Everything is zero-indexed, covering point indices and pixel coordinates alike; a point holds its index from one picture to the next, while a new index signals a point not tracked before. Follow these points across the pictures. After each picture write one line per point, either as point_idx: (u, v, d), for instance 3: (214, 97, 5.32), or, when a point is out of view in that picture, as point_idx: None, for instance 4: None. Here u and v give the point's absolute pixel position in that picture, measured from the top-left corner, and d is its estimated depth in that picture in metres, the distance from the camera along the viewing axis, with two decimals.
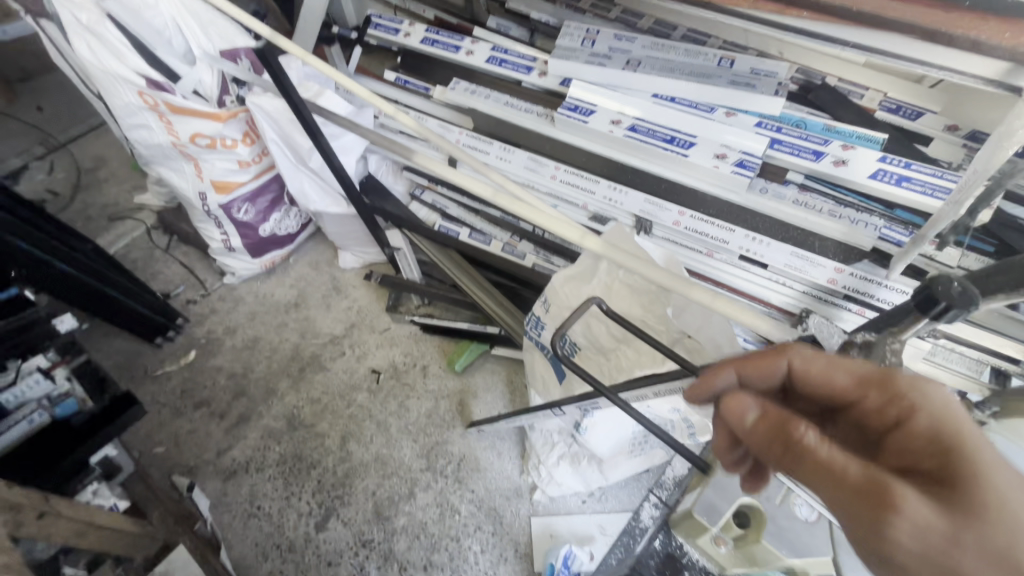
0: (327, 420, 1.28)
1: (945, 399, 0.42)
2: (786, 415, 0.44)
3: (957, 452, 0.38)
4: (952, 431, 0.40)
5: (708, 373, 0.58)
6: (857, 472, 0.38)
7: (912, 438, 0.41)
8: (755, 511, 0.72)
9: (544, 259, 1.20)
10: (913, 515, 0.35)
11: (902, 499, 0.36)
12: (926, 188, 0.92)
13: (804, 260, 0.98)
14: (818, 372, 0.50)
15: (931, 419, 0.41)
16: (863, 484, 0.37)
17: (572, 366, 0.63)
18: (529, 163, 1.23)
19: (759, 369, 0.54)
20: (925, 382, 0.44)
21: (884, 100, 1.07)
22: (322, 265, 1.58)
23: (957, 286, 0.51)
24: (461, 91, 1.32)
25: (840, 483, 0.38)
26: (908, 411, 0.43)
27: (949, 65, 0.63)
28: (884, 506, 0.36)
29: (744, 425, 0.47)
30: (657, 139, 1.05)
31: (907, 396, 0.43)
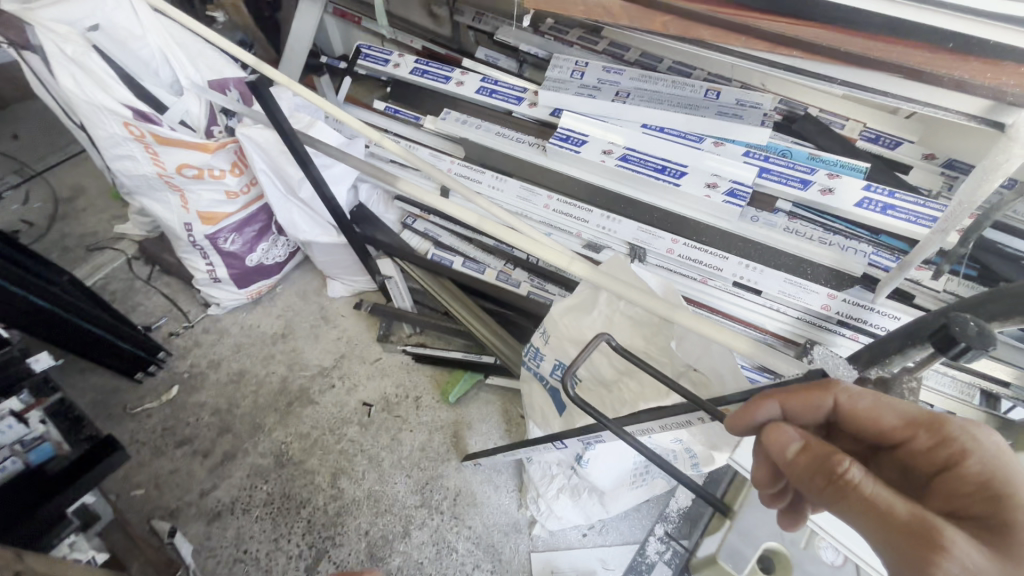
0: (317, 456, 1.24)
1: (995, 446, 0.47)
2: (830, 449, 0.48)
3: (1007, 500, 0.44)
4: (1000, 478, 0.45)
5: (747, 403, 0.57)
6: (907, 514, 0.42)
7: (962, 483, 0.47)
8: (779, 555, 0.82)
9: (538, 287, 1.20)
10: (964, 557, 0.40)
11: (953, 543, 0.40)
12: (910, 216, 0.94)
13: (797, 286, 0.98)
14: (863, 411, 0.52)
15: (983, 467, 0.46)
16: (915, 525, 0.41)
17: (585, 407, 0.61)
18: (521, 192, 1.23)
19: (804, 404, 0.54)
20: (973, 427, 0.49)
21: (864, 130, 1.11)
22: (310, 294, 1.55)
23: (973, 325, 0.47)
24: (452, 120, 1.33)
25: (892, 523, 0.42)
26: (959, 456, 0.47)
27: (935, 101, 0.66)
28: (938, 549, 0.40)
29: (788, 457, 0.50)
30: (649, 169, 1.07)
31: (958, 441, 0.48)
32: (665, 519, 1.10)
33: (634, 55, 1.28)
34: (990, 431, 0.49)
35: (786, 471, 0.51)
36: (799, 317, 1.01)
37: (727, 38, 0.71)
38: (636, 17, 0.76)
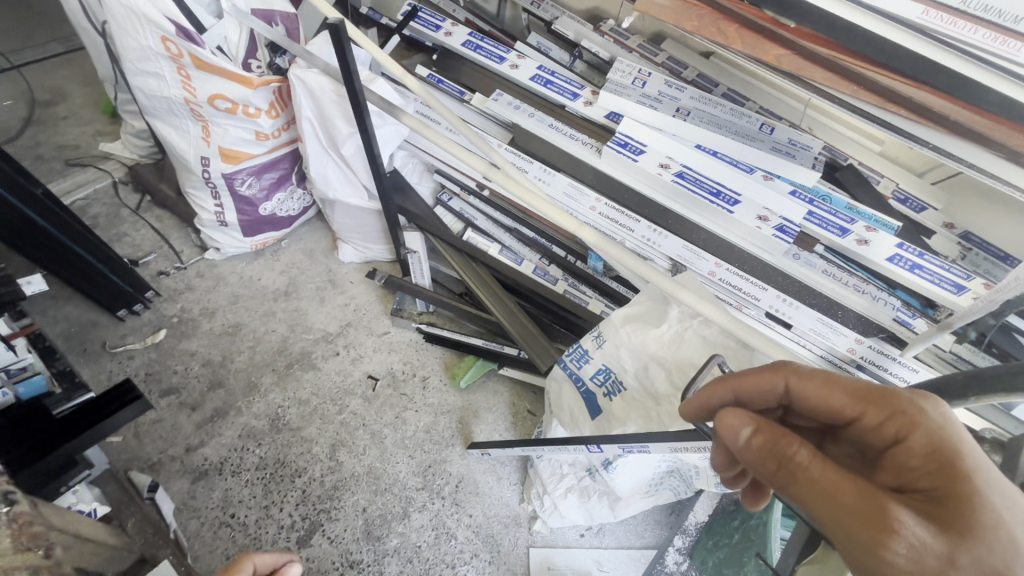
0: (316, 425, 1.20)
1: (942, 417, 0.49)
2: (781, 430, 0.46)
3: (952, 471, 0.45)
4: (947, 450, 0.46)
5: (706, 389, 0.61)
6: (856, 495, 0.43)
7: (909, 456, 0.48)
8: None
9: (573, 287, 1.20)
10: (911, 535, 0.41)
11: (899, 522, 0.41)
12: (935, 278, 0.98)
13: (829, 328, 1.05)
14: (815, 392, 0.55)
15: (928, 441, 0.47)
16: (863, 507, 0.42)
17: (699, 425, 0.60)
18: (569, 189, 1.21)
19: (756, 388, 0.58)
20: (919, 401, 0.50)
21: (896, 190, 1.11)
22: (317, 254, 1.47)
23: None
24: (504, 102, 1.29)
25: (841, 506, 0.42)
26: (907, 430, 0.49)
27: (1016, 183, 0.70)
28: (882, 527, 0.41)
29: (739, 442, 0.49)
30: (704, 190, 1.09)
31: (906, 415, 0.49)
32: (684, 532, 1.05)
33: (692, 74, 1.23)
34: (936, 403, 0.50)
35: (739, 455, 0.49)
36: (822, 356, 1.09)
37: (839, 84, 0.73)
38: (750, 44, 0.75)
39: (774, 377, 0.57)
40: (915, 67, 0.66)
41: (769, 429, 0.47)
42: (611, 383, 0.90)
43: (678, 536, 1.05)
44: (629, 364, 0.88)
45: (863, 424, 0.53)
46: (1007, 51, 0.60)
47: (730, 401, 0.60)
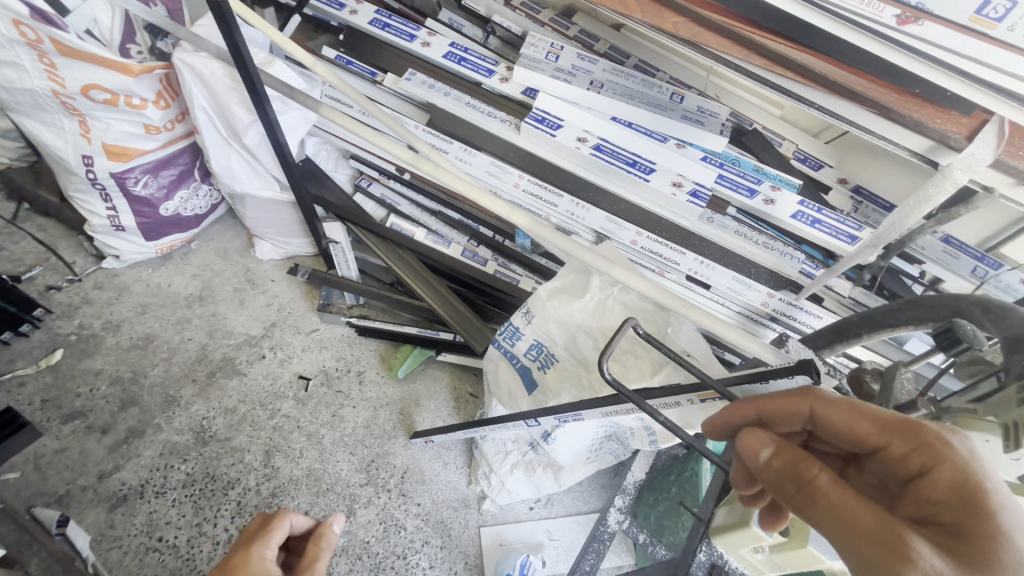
0: (246, 433, 1.14)
1: (969, 451, 0.45)
2: (801, 453, 0.45)
3: (975, 508, 0.42)
4: (974, 486, 0.43)
5: (730, 406, 0.59)
6: (874, 524, 0.41)
7: (933, 489, 0.44)
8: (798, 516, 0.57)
9: (503, 267, 1.19)
10: (928, 566, 0.39)
11: (917, 551, 0.40)
12: (832, 231, 1.05)
13: (743, 285, 1.11)
14: (840, 419, 0.50)
15: (954, 476, 0.43)
16: (881, 534, 0.41)
17: (622, 390, 0.61)
18: (491, 168, 1.21)
19: (779, 411, 0.54)
20: (947, 433, 0.46)
21: (797, 151, 1.18)
22: (232, 254, 1.38)
23: (975, 329, 0.58)
24: (418, 82, 1.25)
25: (857, 532, 0.41)
26: (931, 463, 0.44)
27: (887, 136, 0.73)
28: (899, 555, 0.40)
29: (759, 463, 0.48)
30: (621, 161, 1.11)
31: (933, 447, 0.45)
32: (623, 491, 1.02)
33: (603, 47, 1.23)
34: (964, 436, 0.46)
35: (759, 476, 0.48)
36: (739, 311, 1.16)
37: (732, 49, 0.74)
38: (649, 13, 0.75)
39: (797, 403, 0.53)
40: (793, 30, 0.70)
41: (792, 449, 0.46)
42: (544, 357, 0.91)
43: (618, 496, 1.01)
44: (558, 337, 0.89)
45: (885, 454, 0.47)
46: (872, 12, 0.63)
47: (754, 422, 0.57)
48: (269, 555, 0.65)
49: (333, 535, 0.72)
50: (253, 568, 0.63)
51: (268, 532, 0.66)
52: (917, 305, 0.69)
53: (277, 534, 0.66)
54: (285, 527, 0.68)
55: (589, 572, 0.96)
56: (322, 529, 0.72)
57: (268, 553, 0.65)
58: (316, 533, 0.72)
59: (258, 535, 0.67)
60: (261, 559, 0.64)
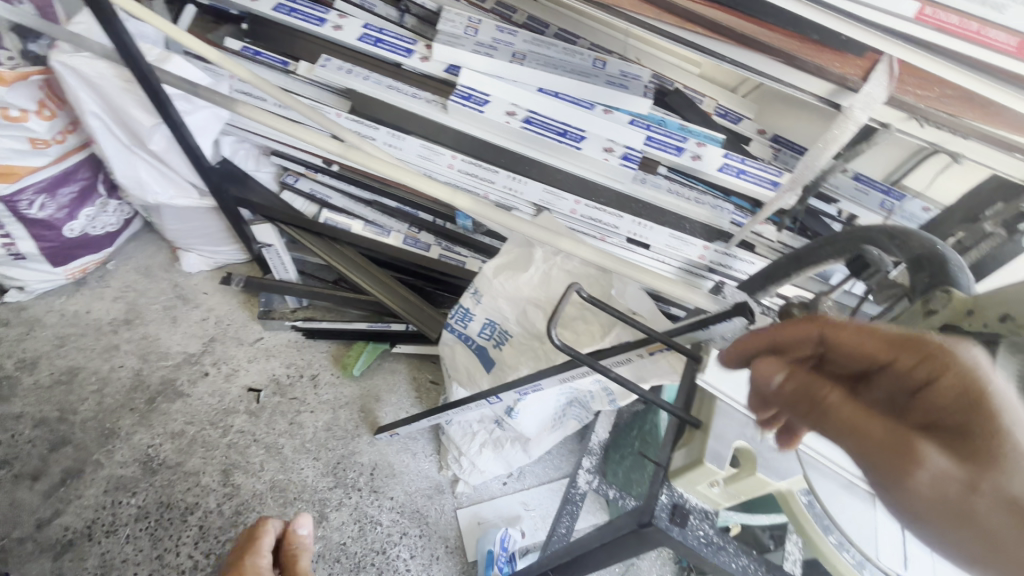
0: (199, 455, 1.08)
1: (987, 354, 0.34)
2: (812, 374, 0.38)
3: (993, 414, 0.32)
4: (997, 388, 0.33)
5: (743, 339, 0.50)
6: (883, 432, 0.33)
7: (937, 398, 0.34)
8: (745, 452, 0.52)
9: (448, 250, 1.17)
10: (937, 469, 0.31)
11: (922, 456, 0.32)
12: (756, 180, 1.10)
13: (680, 241, 1.15)
14: (849, 334, 0.40)
15: (964, 378, 0.33)
16: (890, 441, 0.33)
17: (575, 354, 0.62)
18: (423, 151, 1.17)
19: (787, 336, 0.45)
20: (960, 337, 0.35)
21: (717, 106, 1.21)
22: (156, 271, 1.29)
23: (877, 251, 0.66)
24: (334, 69, 1.19)
25: (865, 442, 0.33)
26: (939, 367, 0.34)
27: (795, 83, 0.77)
28: (904, 461, 0.32)
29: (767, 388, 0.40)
30: (552, 132, 1.12)
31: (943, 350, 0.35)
32: (589, 453, 1.03)
33: (522, 17, 1.21)
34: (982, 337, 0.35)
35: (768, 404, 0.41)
36: (680, 267, 1.19)
37: (645, 9, 0.77)
38: None
39: (803, 330, 0.42)
40: None
41: (802, 371, 0.39)
42: (499, 334, 0.92)
43: (585, 457, 1.02)
44: (509, 313, 0.89)
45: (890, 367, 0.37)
46: None
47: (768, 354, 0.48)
48: (262, 561, 0.77)
49: (304, 538, 0.82)
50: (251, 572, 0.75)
51: (258, 539, 0.79)
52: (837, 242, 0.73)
53: (266, 540, 0.78)
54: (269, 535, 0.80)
55: (565, 534, 0.97)
56: (292, 535, 0.81)
57: (264, 555, 0.78)
58: (287, 541, 0.80)
59: (247, 547, 0.78)
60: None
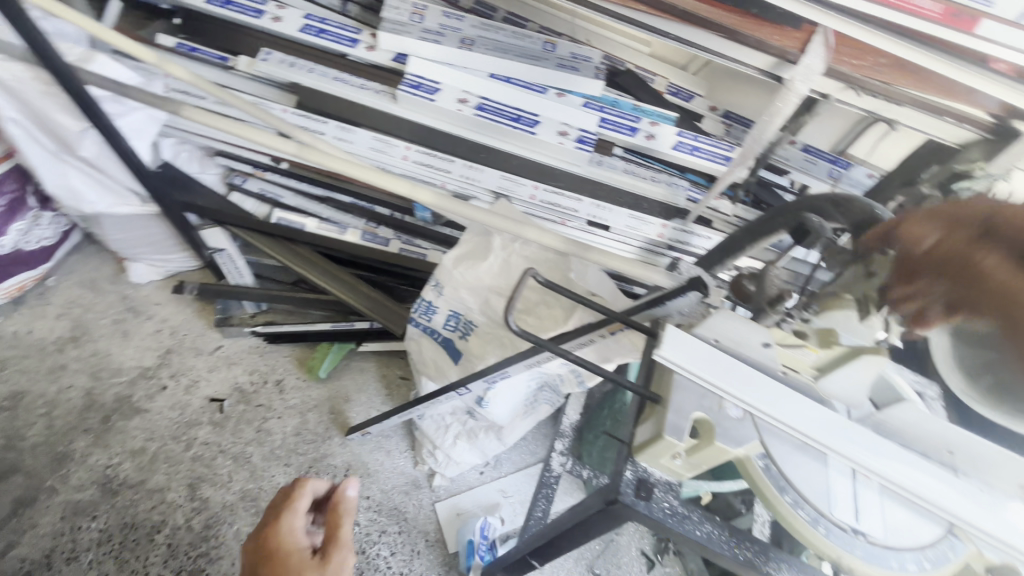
0: (162, 471, 1.05)
1: None
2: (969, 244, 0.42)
3: None
4: None
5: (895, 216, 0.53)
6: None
7: None
8: (704, 422, 0.53)
9: (408, 244, 1.15)
10: None
11: None
12: (710, 156, 1.12)
13: (639, 221, 1.16)
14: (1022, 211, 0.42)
15: None
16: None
17: (533, 339, 0.62)
18: (374, 143, 1.14)
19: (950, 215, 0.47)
20: None
21: (669, 85, 1.22)
22: (102, 284, 1.23)
23: (819, 219, 0.68)
24: (276, 62, 1.14)
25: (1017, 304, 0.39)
26: None
27: (737, 58, 0.78)
28: None
29: (918, 254, 0.46)
30: (505, 118, 1.10)
31: None
32: (562, 435, 1.06)
33: (469, 2, 1.19)
34: None
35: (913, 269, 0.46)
36: (641, 247, 1.20)
37: None
38: None
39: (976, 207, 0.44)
40: None
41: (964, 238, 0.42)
42: (463, 325, 0.91)
43: (558, 440, 1.05)
44: (472, 303, 0.89)
45: None
46: None
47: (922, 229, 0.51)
48: (299, 521, 0.66)
49: (351, 501, 0.70)
50: (287, 532, 0.64)
51: (293, 501, 0.67)
52: (786, 213, 0.73)
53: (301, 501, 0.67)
54: (310, 494, 0.70)
55: (542, 517, 1.00)
56: (338, 495, 0.70)
57: (296, 524, 0.65)
58: (333, 501, 0.69)
59: (283, 504, 0.68)
60: (289, 540, 0.63)
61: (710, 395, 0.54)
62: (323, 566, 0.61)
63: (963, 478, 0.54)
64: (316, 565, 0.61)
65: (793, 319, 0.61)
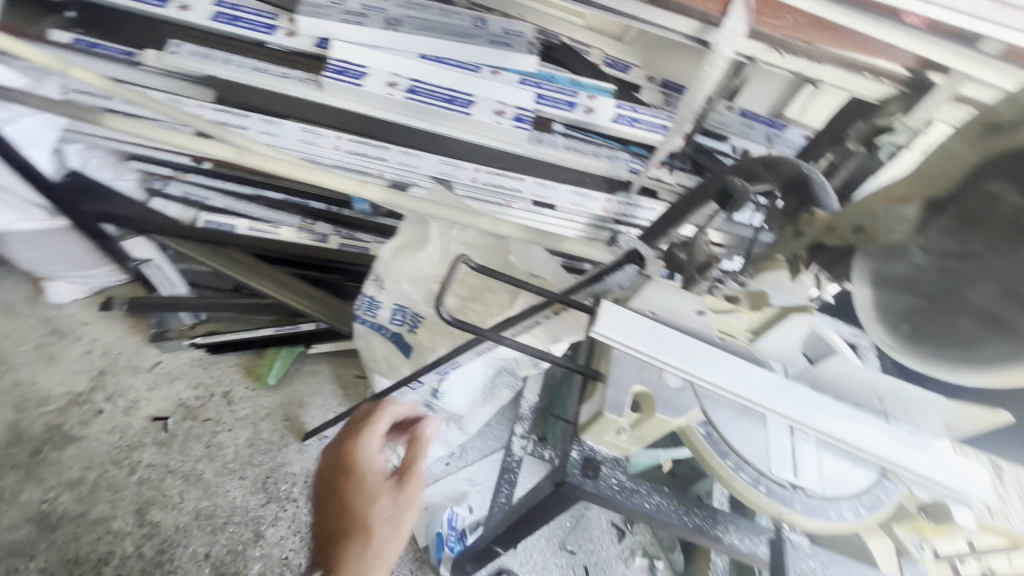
0: (106, 499, 0.99)
1: None
2: None
3: None
4: None
5: None
6: None
7: None
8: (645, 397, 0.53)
9: (348, 239, 1.11)
10: None
11: None
12: (649, 127, 1.11)
13: (583, 197, 1.16)
14: None
15: None
16: None
17: (468, 327, 0.61)
18: (303, 134, 1.10)
19: None
20: None
21: (606, 57, 1.16)
22: (21, 309, 1.14)
23: (740, 181, 0.70)
24: (186, 55, 1.05)
25: None
26: None
27: (662, 23, 0.77)
28: None
29: None
30: (438, 100, 1.06)
31: None
32: (520, 419, 1.01)
33: None
34: None
35: None
36: (588, 223, 1.21)
37: None
38: None
39: None
40: None
41: None
42: (410, 318, 0.88)
43: (516, 424, 1.00)
44: (416, 295, 0.86)
45: None
46: None
47: None
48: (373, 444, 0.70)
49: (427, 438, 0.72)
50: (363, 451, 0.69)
51: (372, 424, 0.72)
52: (717, 181, 0.74)
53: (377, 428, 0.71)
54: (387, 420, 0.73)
55: (506, 502, 1.01)
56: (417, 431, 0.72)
57: (374, 447, 0.69)
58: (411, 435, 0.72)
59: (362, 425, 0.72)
60: (363, 461, 0.67)
61: (649, 366, 0.53)
62: (397, 490, 0.64)
63: (894, 424, 0.55)
64: (391, 489, 0.65)
65: (723, 285, 0.65)
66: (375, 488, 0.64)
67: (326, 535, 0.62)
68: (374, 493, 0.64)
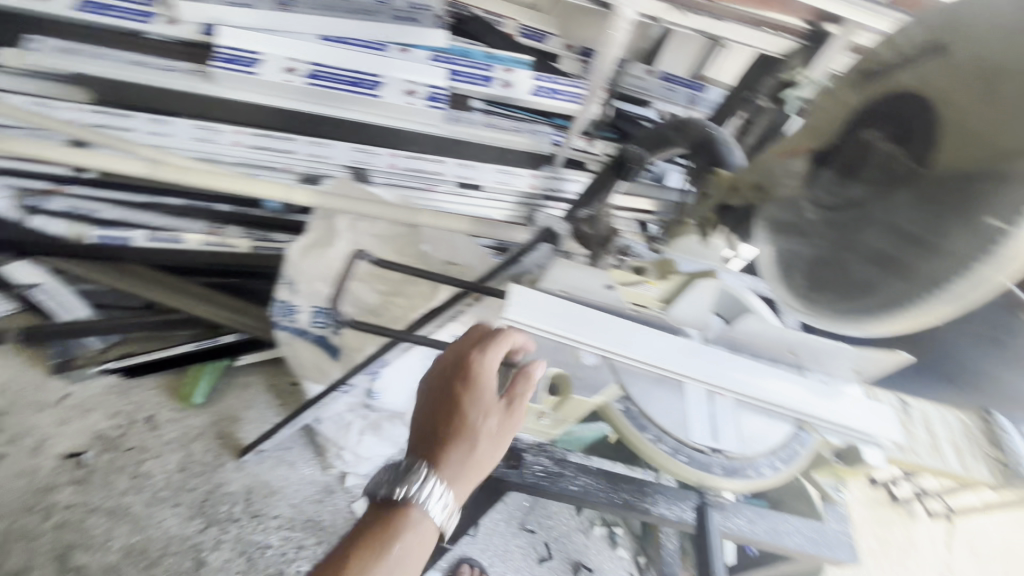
0: (17, 550, 0.89)
1: None
2: None
3: None
4: None
5: None
6: None
7: None
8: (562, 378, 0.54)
9: (264, 242, 1.04)
10: None
11: None
12: (570, 97, 1.06)
13: (508, 174, 1.13)
14: None
15: None
16: None
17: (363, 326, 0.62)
18: (197, 132, 1.00)
19: None
20: None
21: (520, 27, 1.09)
22: None
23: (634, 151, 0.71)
24: (49, 52, 0.91)
25: None
26: None
27: None
28: None
29: None
30: (344, 83, 0.98)
31: None
32: None
33: None
34: None
35: None
36: (518, 202, 1.18)
37: None
38: None
39: None
40: None
41: None
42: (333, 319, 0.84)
43: None
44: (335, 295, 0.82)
45: None
46: None
47: None
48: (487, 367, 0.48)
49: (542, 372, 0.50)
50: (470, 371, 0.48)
51: (488, 340, 0.49)
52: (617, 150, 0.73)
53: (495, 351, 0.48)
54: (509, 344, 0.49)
55: None
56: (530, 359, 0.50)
57: (493, 365, 0.48)
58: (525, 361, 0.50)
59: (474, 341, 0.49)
60: (482, 368, 0.48)
61: (566, 349, 0.54)
62: (501, 419, 0.47)
63: (807, 376, 0.57)
64: (492, 417, 0.47)
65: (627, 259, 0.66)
66: (477, 413, 0.46)
67: (434, 431, 0.47)
68: (487, 402, 0.47)
